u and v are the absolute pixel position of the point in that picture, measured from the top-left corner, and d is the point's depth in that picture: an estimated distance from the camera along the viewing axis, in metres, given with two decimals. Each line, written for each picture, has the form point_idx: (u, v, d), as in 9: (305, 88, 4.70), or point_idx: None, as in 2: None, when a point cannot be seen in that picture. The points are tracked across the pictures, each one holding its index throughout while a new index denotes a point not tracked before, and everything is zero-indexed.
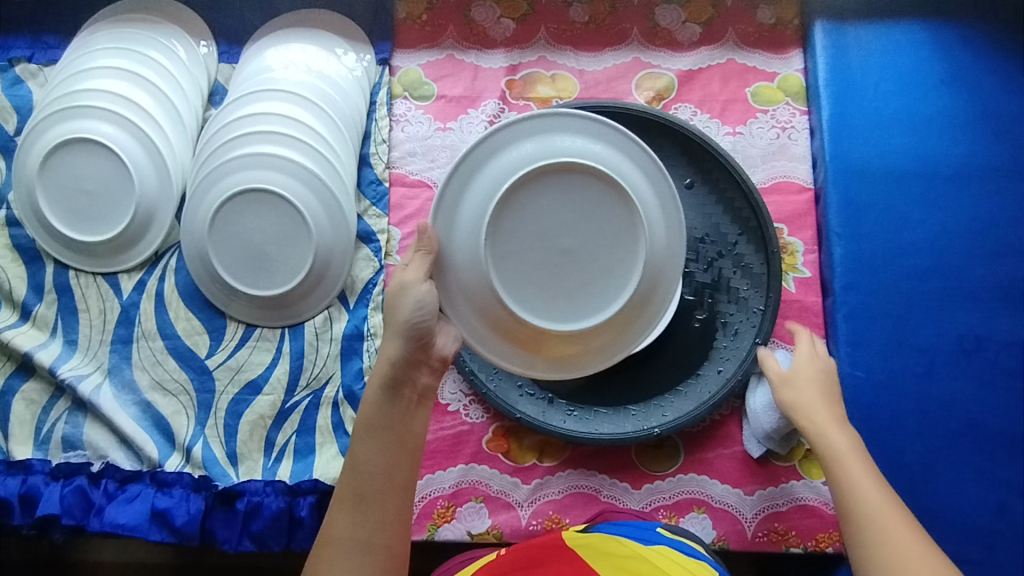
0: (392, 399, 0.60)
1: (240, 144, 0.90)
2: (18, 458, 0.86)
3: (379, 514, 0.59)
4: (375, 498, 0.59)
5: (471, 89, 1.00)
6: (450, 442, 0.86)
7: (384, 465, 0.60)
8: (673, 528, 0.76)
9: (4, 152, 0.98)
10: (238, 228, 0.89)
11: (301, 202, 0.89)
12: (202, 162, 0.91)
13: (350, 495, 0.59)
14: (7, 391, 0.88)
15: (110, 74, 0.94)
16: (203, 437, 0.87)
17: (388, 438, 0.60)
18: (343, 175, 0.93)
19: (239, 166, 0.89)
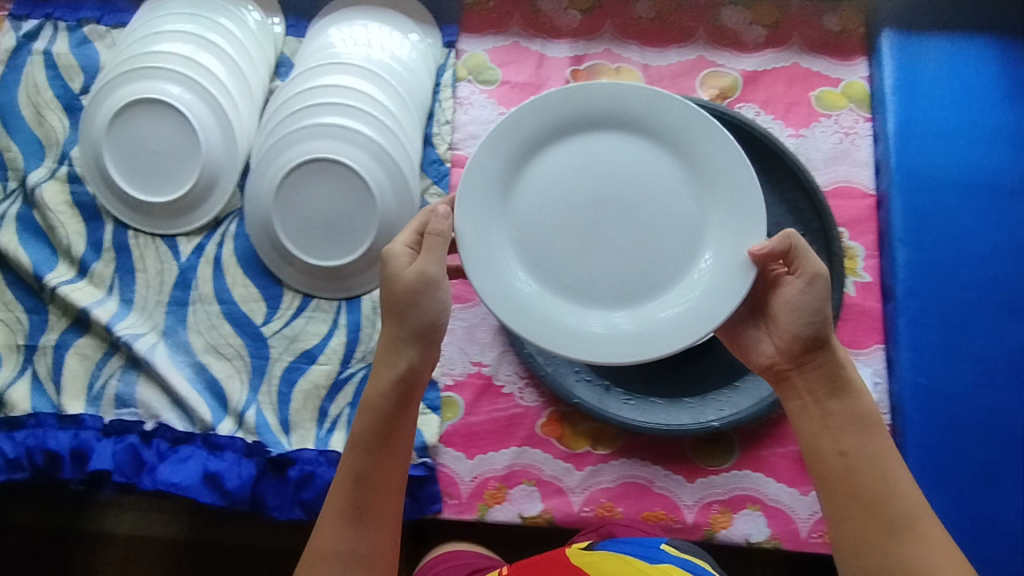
0: (396, 404, 0.68)
1: (309, 115, 0.91)
2: (70, 412, 0.86)
3: (377, 522, 0.68)
4: (367, 508, 0.68)
5: (536, 77, 1.00)
6: (503, 424, 0.87)
7: (378, 476, 0.68)
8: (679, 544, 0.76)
9: (69, 111, 0.99)
10: (301, 196, 0.89)
11: (369, 175, 0.89)
12: (271, 130, 0.92)
13: (350, 509, 0.68)
14: (61, 345, 0.89)
15: (182, 40, 0.95)
16: (256, 403, 0.87)
17: (382, 451, 0.68)
18: (409, 151, 0.93)
19: (309, 136, 0.89)
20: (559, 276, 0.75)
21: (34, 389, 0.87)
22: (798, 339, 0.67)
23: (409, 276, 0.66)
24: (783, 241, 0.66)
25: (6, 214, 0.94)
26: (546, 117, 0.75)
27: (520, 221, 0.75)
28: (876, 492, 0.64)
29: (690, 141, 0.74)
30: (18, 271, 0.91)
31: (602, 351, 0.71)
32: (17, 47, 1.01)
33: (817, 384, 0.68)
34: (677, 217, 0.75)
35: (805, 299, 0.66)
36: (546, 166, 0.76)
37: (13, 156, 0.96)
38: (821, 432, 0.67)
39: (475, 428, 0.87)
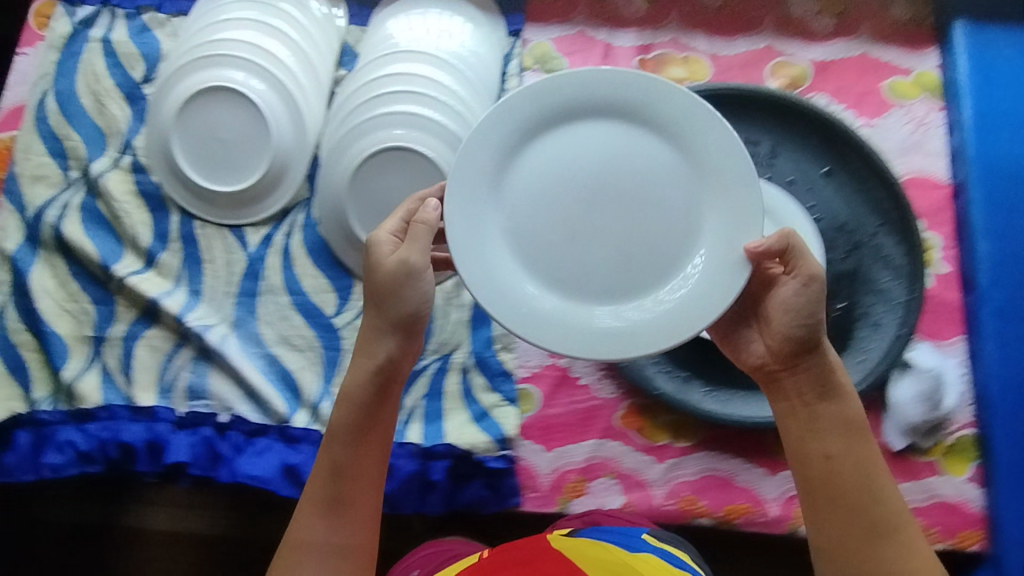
0: (377, 393, 0.68)
1: (384, 103, 0.89)
2: (142, 404, 0.84)
3: (352, 514, 0.67)
4: (341, 499, 0.67)
5: (602, 66, 0.98)
6: (581, 416, 0.86)
7: (354, 466, 0.68)
8: (660, 535, 0.75)
9: (130, 99, 0.97)
10: (374, 186, 0.87)
11: (444, 163, 0.87)
12: (344, 119, 0.90)
13: (325, 501, 0.67)
14: (131, 337, 0.87)
15: (248, 27, 0.93)
16: (330, 395, 0.85)
17: (361, 440, 0.68)
18: None
19: (382, 124, 0.88)
20: (547, 268, 0.70)
21: (104, 382, 0.86)
22: (791, 340, 0.65)
23: (392, 265, 0.66)
24: (782, 240, 0.63)
25: (69, 204, 0.92)
26: (540, 103, 0.70)
27: (509, 208, 0.70)
28: (857, 495, 0.64)
29: (687, 129, 0.69)
30: (84, 262, 0.90)
31: (589, 347, 0.67)
32: (73, 33, 0.99)
33: (807, 386, 0.67)
34: (675, 209, 0.69)
35: (800, 300, 0.65)
36: (539, 152, 0.71)
37: (73, 145, 0.94)
38: (807, 434, 0.67)
39: (553, 420, 0.85)
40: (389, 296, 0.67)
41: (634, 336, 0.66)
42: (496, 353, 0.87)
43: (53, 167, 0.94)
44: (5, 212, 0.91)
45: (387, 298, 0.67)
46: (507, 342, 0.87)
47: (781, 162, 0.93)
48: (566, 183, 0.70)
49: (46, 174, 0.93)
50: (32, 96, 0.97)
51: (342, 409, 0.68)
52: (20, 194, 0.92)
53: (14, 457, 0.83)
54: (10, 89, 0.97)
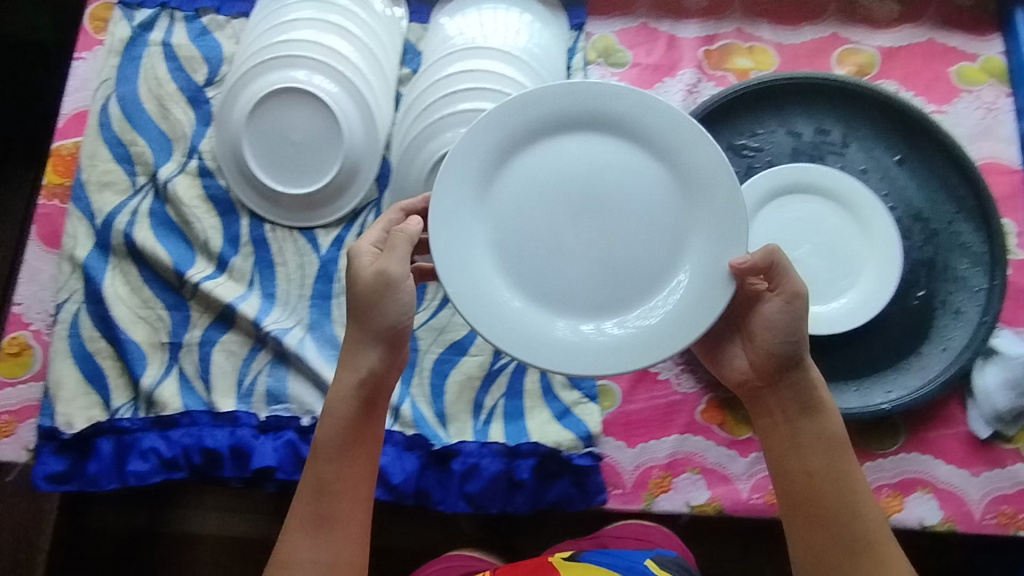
0: (363, 409, 0.66)
1: (457, 102, 0.88)
2: (223, 409, 0.84)
3: (343, 532, 0.65)
4: (330, 519, 0.64)
5: (667, 58, 0.97)
6: (663, 411, 0.85)
7: (341, 482, 0.65)
8: (664, 560, 0.81)
9: (193, 103, 0.96)
10: None
11: None
12: (415, 118, 0.90)
13: (312, 519, 0.65)
14: (207, 342, 0.87)
15: (314, 29, 0.93)
16: (410, 397, 0.85)
17: (349, 455, 0.65)
18: None
19: (455, 122, 0.87)
20: (532, 281, 0.70)
21: (182, 388, 0.85)
22: (775, 357, 0.67)
23: (368, 275, 0.64)
24: (766, 257, 0.64)
25: (138, 210, 0.92)
26: (527, 114, 0.70)
27: (497, 219, 0.71)
28: (840, 514, 0.65)
29: (672, 144, 0.69)
30: (156, 268, 0.90)
31: (572, 362, 0.67)
32: (133, 37, 0.98)
33: (790, 402, 0.68)
34: (660, 226, 0.70)
35: (783, 317, 0.66)
36: (528, 163, 0.71)
37: (140, 150, 0.94)
38: (790, 450, 0.68)
39: (634, 416, 0.85)
40: (370, 306, 0.64)
41: (615, 352, 0.66)
42: None
43: (121, 173, 0.93)
44: (75, 220, 0.91)
45: (367, 309, 0.64)
46: None
47: (853, 151, 0.92)
48: (552, 196, 0.70)
49: (113, 180, 0.93)
50: (95, 101, 0.96)
51: (327, 425, 0.66)
52: (89, 201, 0.92)
53: (98, 466, 0.82)
54: (71, 94, 0.97)
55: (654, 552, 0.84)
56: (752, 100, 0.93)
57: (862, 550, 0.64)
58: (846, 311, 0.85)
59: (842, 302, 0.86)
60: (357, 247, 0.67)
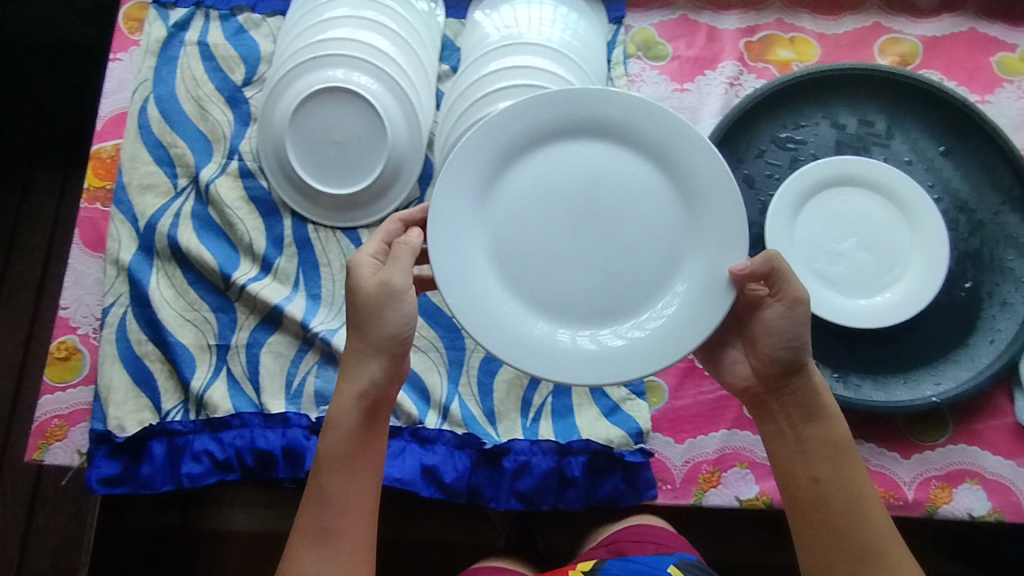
0: (366, 421, 0.66)
1: (502, 98, 0.87)
2: (273, 410, 0.84)
3: (346, 545, 0.64)
4: (332, 532, 0.64)
5: (708, 50, 0.97)
6: (711, 407, 0.85)
7: (344, 493, 0.65)
8: (687, 566, 0.72)
9: (232, 103, 0.96)
10: None
11: None
12: (457, 115, 0.89)
13: (315, 531, 0.64)
14: (255, 343, 0.88)
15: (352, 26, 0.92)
16: (458, 396, 0.86)
17: (352, 467, 0.65)
18: None
19: None
20: (531, 289, 0.70)
21: (231, 389, 0.86)
22: (778, 362, 0.67)
23: (372, 286, 0.65)
24: (766, 263, 0.64)
25: (181, 212, 0.92)
26: (525, 121, 0.70)
27: (496, 228, 0.71)
28: (846, 518, 0.65)
29: (670, 150, 0.69)
30: (201, 269, 0.90)
31: (571, 371, 0.67)
32: (169, 37, 0.98)
33: (793, 408, 0.69)
34: (660, 234, 0.70)
35: (785, 323, 0.66)
36: (528, 170, 0.71)
37: (180, 152, 0.94)
38: (795, 456, 0.69)
39: (682, 411, 0.85)
40: (375, 316, 0.65)
41: (616, 362, 0.67)
42: None
43: (162, 175, 0.93)
44: (118, 223, 0.91)
45: (370, 321, 0.65)
46: None
47: (897, 142, 0.91)
48: (551, 204, 0.71)
49: (155, 183, 0.93)
50: (133, 103, 0.96)
51: (331, 437, 0.65)
52: (131, 204, 0.92)
53: (151, 468, 0.83)
54: (109, 96, 0.97)
55: (675, 554, 0.74)
56: (795, 91, 0.92)
57: (868, 554, 0.65)
58: (892, 304, 0.84)
59: (891, 294, 0.85)
60: (359, 260, 0.68)
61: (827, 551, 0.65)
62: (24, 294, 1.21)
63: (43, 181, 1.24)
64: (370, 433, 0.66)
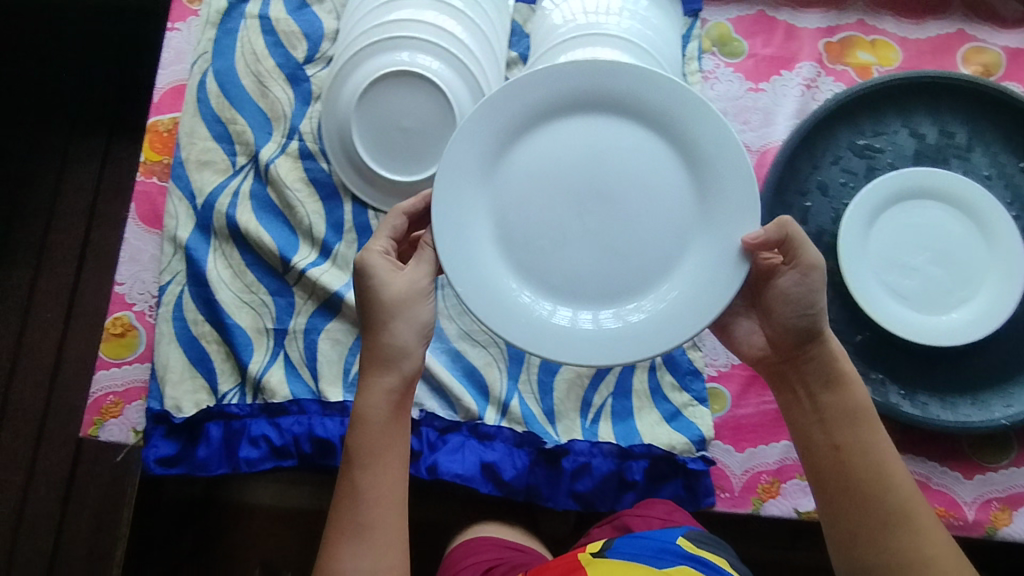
0: (393, 417, 0.66)
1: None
2: (331, 398, 0.84)
3: (380, 538, 0.63)
4: (366, 527, 0.63)
5: (785, 49, 0.95)
6: (773, 417, 0.85)
7: (374, 489, 0.64)
8: (695, 536, 0.69)
9: (293, 81, 0.93)
10: None
11: None
12: None
13: (351, 526, 0.63)
14: (312, 330, 0.87)
15: (418, 8, 0.88)
16: (517, 393, 0.85)
17: (380, 459, 0.65)
18: None
19: None
20: (534, 269, 0.69)
21: (289, 375, 0.85)
22: (794, 331, 0.68)
23: (402, 286, 0.66)
24: (779, 231, 0.63)
25: (239, 191, 0.90)
26: (527, 101, 0.68)
27: (503, 208, 0.70)
28: (867, 483, 0.67)
29: (674, 120, 0.68)
30: (260, 251, 0.88)
31: (576, 351, 0.66)
32: (229, 8, 0.94)
33: (810, 377, 0.70)
34: (667, 212, 0.68)
35: (800, 290, 0.67)
36: (534, 150, 0.70)
37: (240, 129, 0.92)
38: (814, 425, 0.70)
39: (743, 420, 0.85)
40: (402, 315, 0.66)
41: (622, 342, 0.66)
42: (686, 351, 0.86)
43: (220, 152, 0.91)
44: (176, 199, 0.89)
45: (394, 323, 0.66)
46: (694, 340, 0.86)
47: (977, 155, 0.89)
48: (555, 181, 0.69)
49: (213, 159, 0.91)
50: (192, 75, 0.93)
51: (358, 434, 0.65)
52: (189, 180, 0.90)
53: (207, 451, 0.82)
54: (167, 67, 0.94)
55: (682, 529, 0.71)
56: (873, 99, 0.90)
57: (893, 523, 0.65)
58: (966, 323, 0.82)
59: (966, 311, 0.83)
60: (371, 256, 0.68)
61: (852, 516, 0.67)
62: (64, 266, 1.20)
63: (85, 150, 1.23)
64: (396, 427, 0.66)
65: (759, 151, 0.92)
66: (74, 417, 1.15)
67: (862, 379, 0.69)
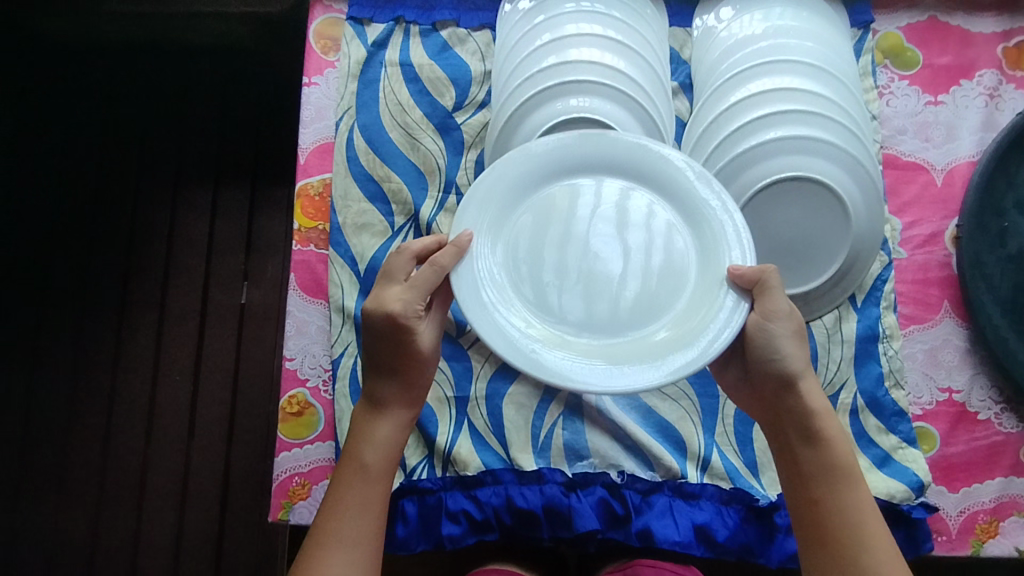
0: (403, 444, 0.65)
1: (766, 127, 0.79)
2: (526, 466, 0.81)
3: (358, 551, 0.60)
4: (344, 537, 0.60)
5: (962, 57, 0.90)
6: (985, 454, 0.82)
7: (364, 500, 0.62)
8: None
9: (443, 129, 0.88)
10: (768, 219, 0.79)
11: (841, 187, 0.78)
12: (719, 144, 0.81)
13: (327, 536, 0.60)
14: (494, 395, 0.83)
15: (561, 49, 0.82)
16: (716, 446, 0.82)
17: (377, 476, 0.63)
18: (864, 142, 0.81)
19: (772, 152, 0.78)
20: (540, 311, 0.62)
21: (478, 444, 0.82)
22: (766, 380, 0.59)
23: (432, 344, 0.63)
24: (749, 277, 0.58)
25: None
26: (536, 161, 0.66)
27: (507, 256, 0.64)
28: (848, 547, 0.55)
29: (663, 172, 0.66)
30: None
31: (593, 379, 0.56)
32: (369, 58, 0.89)
33: (790, 431, 0.59)
34: (661, 265, 0.64)
35: (764, 338, 0.58)
36: (537, 206, 0.66)
37: (395, 188, 0.86)
38: (794, 481, 0.59)
39: (954, 459, 0.82)
40: (425, 365, 0.64)
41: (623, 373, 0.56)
42: (889, 392, 0.83)
43: (377, 214, 0.86)
44: (338, 267, 0.85)
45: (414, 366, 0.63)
46: (898, 379, 0.83)
47: None
48: (558, 233, 0.65)
49: (370, 222, 0.86)
50: (339, 132, 0.88)
51: (363, 448, 0.63)
52: (348, 246, 0.85)
53: (406, 530, 0.80)
54: (310, 126, 0.88)
55: None
56: None
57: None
58: None
59: None
60: (408, 313, 0.61)
61: None
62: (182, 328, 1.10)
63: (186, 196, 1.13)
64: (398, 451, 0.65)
65: (946, 170, 0.88)
66: (215, 498, 1.05)
67: (845, 437, 0.58)
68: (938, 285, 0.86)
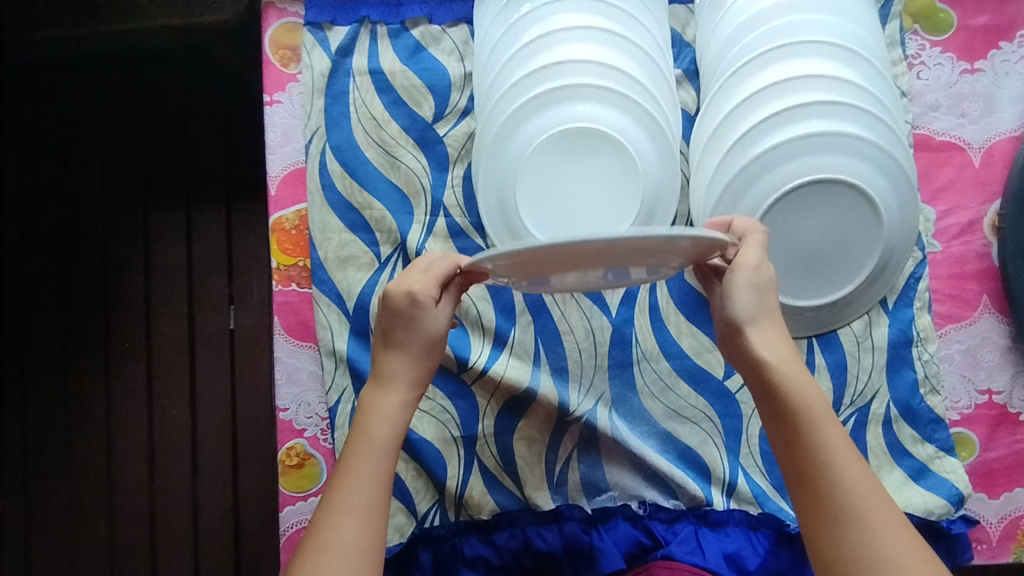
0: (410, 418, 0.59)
1: (786, 123, 0.70)
2: (543, 506, 0.77)
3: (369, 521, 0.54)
4: (357, 507, 0.53)
5: (1001, 15, 0.79)
6: None
7: (377, 471, 0.55)
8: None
9: (423, 143, 0.80)
10: (788, 228, 0.72)
11: (869, 185, 0.70)
12: (731, 145, 0.72)
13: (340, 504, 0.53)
14: (504, 432, 0.78)
15: (550, 47, 0.72)
16: (741, 469, 0.77)
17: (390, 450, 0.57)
18: (895, 128, 0.72)
19: (793, 152, 0.70)
20: None
21: (491, 486, 0.77)
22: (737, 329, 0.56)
23: (443, 330, 0.60)
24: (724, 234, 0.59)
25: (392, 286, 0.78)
26: None
27: None
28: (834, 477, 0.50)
29: None
30: None
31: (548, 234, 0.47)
32: (334, 68, 0.80)
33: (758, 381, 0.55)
34: None
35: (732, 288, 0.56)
36: None
37: (378, 215, 0.79)
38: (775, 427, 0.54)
39: (995, 464, 0.77)
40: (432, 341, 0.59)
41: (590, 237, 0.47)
42: (925, 399, 0.77)
43: (361, 244, 0.79)
44: (324, 307, 0.78)
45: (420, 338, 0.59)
46: (934, 384, 0.77)
47: None
48: None
49: (354, 254, 0.79)
50: (310, 156, 0.79)
51: (376, 423, 0.57)
52: (333, 282, 0.78)
53: None
54: (277, 150, 0.79)
55: None
56: None
57: (843, 519, 0.48)
58: None
59: None
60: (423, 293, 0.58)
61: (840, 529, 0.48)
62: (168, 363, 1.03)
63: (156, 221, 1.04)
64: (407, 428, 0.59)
65: (984, 148, 0.79)
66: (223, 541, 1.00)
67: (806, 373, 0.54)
68: (977, 278, 0.79)
